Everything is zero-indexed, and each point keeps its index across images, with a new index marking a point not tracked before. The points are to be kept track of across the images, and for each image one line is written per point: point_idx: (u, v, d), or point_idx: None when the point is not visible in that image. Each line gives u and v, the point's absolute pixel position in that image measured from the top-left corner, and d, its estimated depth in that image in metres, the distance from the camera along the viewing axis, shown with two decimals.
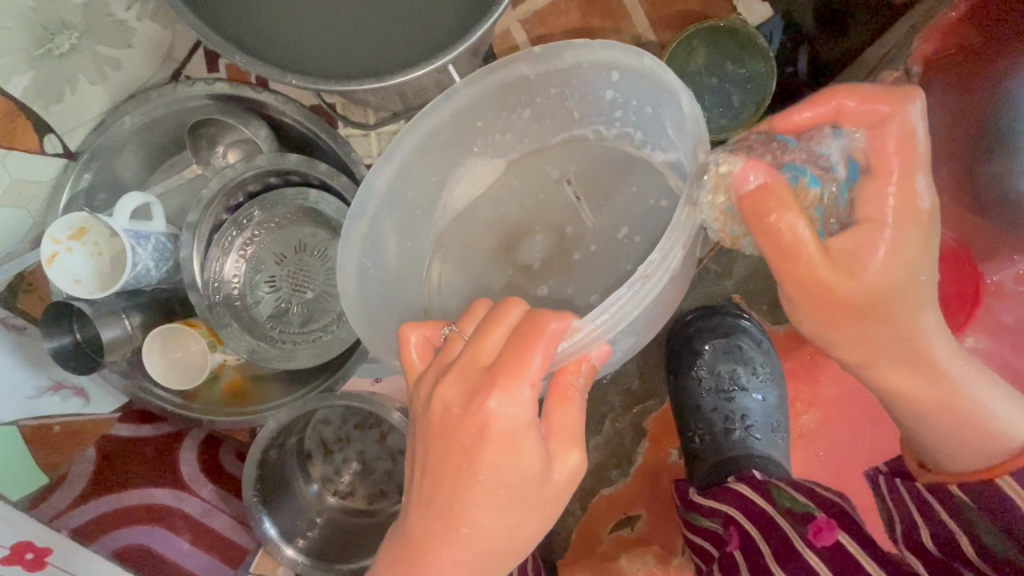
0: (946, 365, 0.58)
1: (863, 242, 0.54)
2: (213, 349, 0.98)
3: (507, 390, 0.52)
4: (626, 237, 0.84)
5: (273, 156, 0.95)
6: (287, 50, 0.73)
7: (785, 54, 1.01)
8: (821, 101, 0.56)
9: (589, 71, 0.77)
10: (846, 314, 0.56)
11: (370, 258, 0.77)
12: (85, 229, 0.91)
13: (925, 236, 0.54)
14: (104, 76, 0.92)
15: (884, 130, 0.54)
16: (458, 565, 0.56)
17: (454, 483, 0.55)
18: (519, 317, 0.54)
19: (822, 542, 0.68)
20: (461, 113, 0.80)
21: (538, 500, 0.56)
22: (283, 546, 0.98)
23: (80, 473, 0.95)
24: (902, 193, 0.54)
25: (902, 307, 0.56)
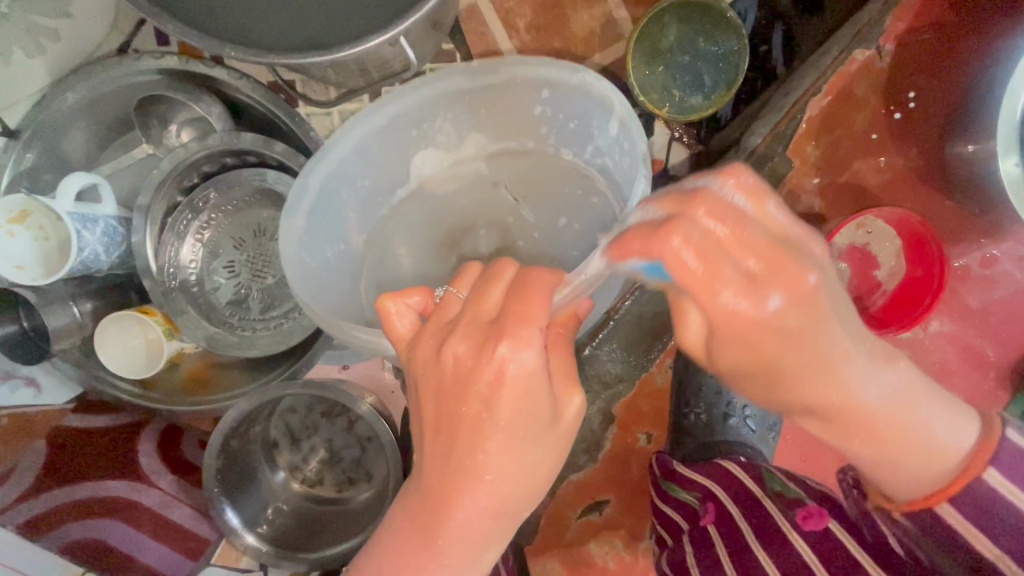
0: (876, 418, 0.55)
1: (743, 342, 0.50)
2: (171, 337, 0.94)
3: (517, 335, 0.51)
4: (566, 227, 0.81)
5: (227, 135, 0.91)
6: (232, 22, 0.71)
7: (759, 31, 0.98)
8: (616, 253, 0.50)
9: (521, 87, 0.78)
10: (746, 378, 0.55)
11: (309, 254, 0.74)
12: (28, 212, 0.85)
13: (802, 320, 0.49)
14: (41, 48, 0.88)
15: (667, 237, 0.47)
16: (481, 516, 0.55)
17: (474, 436, 0.53)
18: (513, 275, 0.54)
19: (810, 527, 0.68)
20: (397, 120, 0.79)
21: (551, 447, 0.55)
22: (244, 534, 0.96)
23: (29, 465, 0.87)
24: (749, 299, 0.48)
25: (799, 380, 0.53)
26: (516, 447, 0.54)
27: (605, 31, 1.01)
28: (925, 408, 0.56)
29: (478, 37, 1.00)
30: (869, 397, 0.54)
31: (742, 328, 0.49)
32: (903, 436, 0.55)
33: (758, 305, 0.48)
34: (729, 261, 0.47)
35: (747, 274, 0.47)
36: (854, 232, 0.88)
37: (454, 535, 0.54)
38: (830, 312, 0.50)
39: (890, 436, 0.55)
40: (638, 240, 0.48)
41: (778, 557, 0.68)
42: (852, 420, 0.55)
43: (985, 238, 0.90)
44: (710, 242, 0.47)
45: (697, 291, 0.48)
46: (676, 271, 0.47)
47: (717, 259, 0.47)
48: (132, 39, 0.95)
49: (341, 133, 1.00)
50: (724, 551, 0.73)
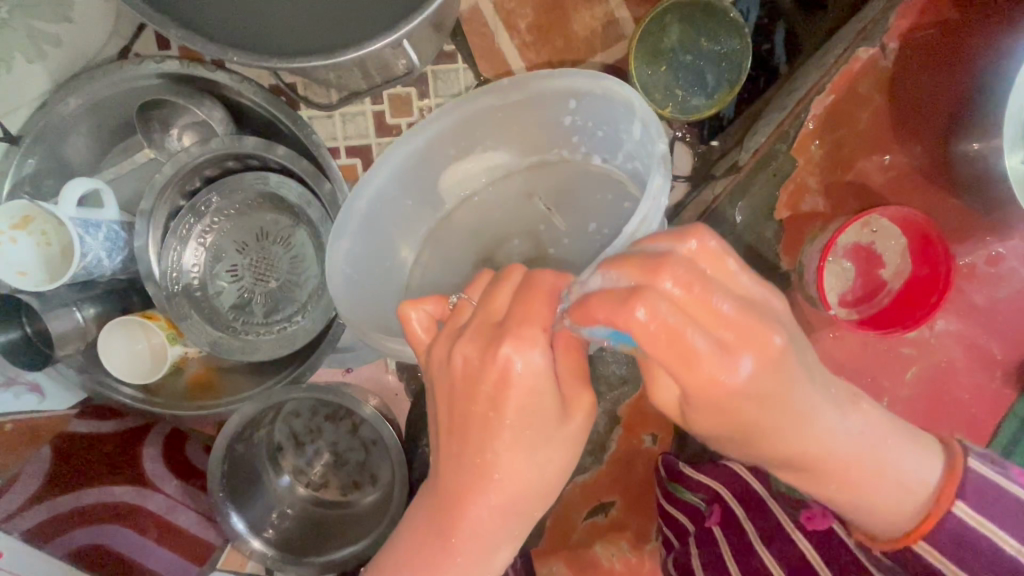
0: (857, 457, 0.55)
1: (719, 406, 0.48)
2: (173, 342, 0.93)
3: (522, 335, 0.51)
4: (595, 231, 0.79)
5: (228, 139, 0.91)
6: (234, 25, 0.70)
7: (761, 30, 0.97)
8: (578, 316, 0.47)
9: (548, 99, 0.77)
10: (724, 436, 0.53)
11: (354, 270, 0.77)
12: (29, 218, 0.85)
13: (779, 377, 0.47)
14: (42, 54, 0.87)
15: (637, 300, 0.44)
16: (487, 520, 0.55)
17: (482, 439, 0.53)
18: (521, 279, 0.53)
19: (813, 526, 0.69)
20: (432, 144, 0.79)
21: (561, 446, 0.55)
22: (250, 538, 0.95)
23: (34, 473, 0.88)
24: (721, 364, 0.46)
25: (777, 432, 0.51)
26: (522, 449, 0.54)
27: (606, 32, 1.00)
28: (901, 450, 0.56)
29: (480, 38, 1.00)
30: (845, 444, 0.54)
31: (716, 396, 0.47)
32: (874, 481, 0.55)
33: (729, 371, 0.46)
34: (699, 326, 0.45)
35: (744, 306, 0.46)
36: (859, 231, 0.88)
37: (463, 538, 0.54)
38: (803, 353, 0.50)
39: (864, 477, 0.55)
40: (602, 305, 0.45)
41: (781, 557, 0.69)
42: (830, 470, 0.55)
43: (991, 236, 0.89)
44: (691, 293, 0.44)
45: (670, 362, 0.45)
46: (645, 343, 0.44)
47: (695, 312, 0.45)
48: (133, 44, 0.96)
49: (343, 135, 1.00)
50: (730, 553, 0.74)
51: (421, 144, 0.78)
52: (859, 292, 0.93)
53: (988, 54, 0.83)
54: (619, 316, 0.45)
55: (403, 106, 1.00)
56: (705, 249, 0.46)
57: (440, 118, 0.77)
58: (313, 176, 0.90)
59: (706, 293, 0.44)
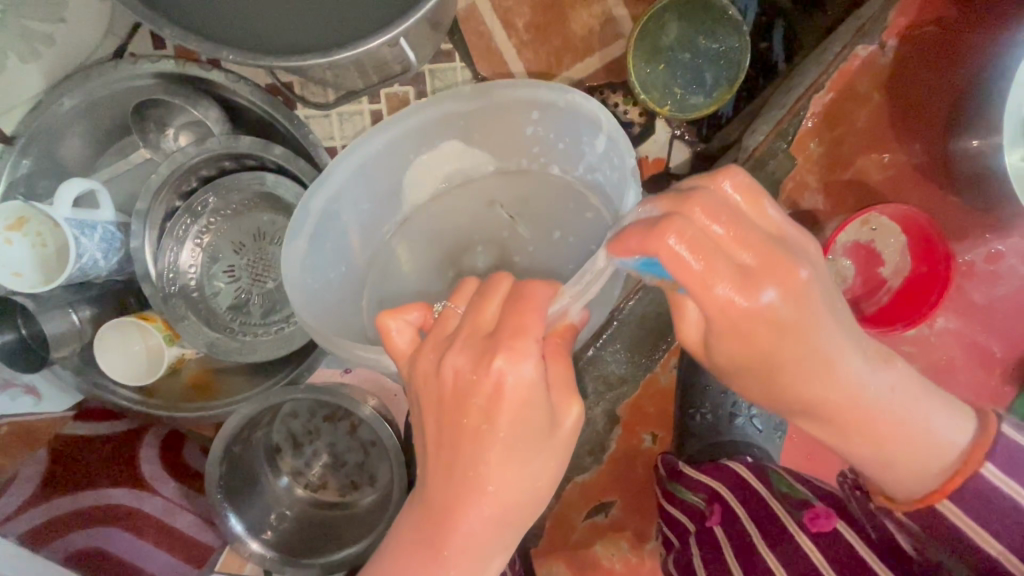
0: (881, 411, 0.56)
1: (740, 330, 0.50)
2: (171, 343, 0.93)
3: (514, 348, 0.51)
4: (561, 240, 0.81)
5: (224, 139, 0.90)
6: (229, 24, 0.70)
7: (760, 28, 0.97)
8: (616, 250, 0.50)
9: (512, 107, 0.77)
10: (744, 373, 0.56)
11: (311, 278, 0.74)
12: (24, 219, 0.84)
13: (802, 323, 0.50)
14: (35, 53, 0.87)
15: (660, 237, 0.46)
16: (487, 522, 0.54)
17: (472, 443, 0.53)
18: (509, 289, 0.54)
19: (817, 528, 0.67)
20: (394, 148, 0.78)
21: (555, 449, 0.55)
22: (248, 540, 0.94)
23: (30, 476, 0.89)
24: (744, 295, 0.48)
25: (799, 375, 0.54)
26: (517, 454, 0.53)
27: (604, 30, 1.00)
28: (922, 410, 0.56)
29: (477, 36, 0.99)
30: (873, 392, 0.55)
31: (733, 322, 0.50)
32: (896, 429, 0.56)
33: (753, 298, 0.48)
34: (722, 255, 0.47)
35: (741, 269, 0.48)
36: (859, 229, 0.87)
37: (460, 542, 0.54)
38: (828, 320, 0.52)
39: (887, 427, 0.56)
40: (636, 237, 0.48)
41: (785, 557, 0.67)
42: (849, 418, 0.56)
43: (991, 233, 0.89)
44: (700, 240, 0.47)
45: (694, 287, 0.48)
46: (674, 270, 0.47)
47: (715, 256, 0.47)
48: (128, 43, 0.95)
49: (340, 135, 0.99)
50: (731, 552, 0.73)
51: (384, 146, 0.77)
52: (859, 290, 0.93)
53: (987, 51, 0.83)
54: (645, 249, 0.48)
55: (400, 105, 0.99)
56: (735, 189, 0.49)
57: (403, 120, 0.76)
58: (312, 176, 0.90)
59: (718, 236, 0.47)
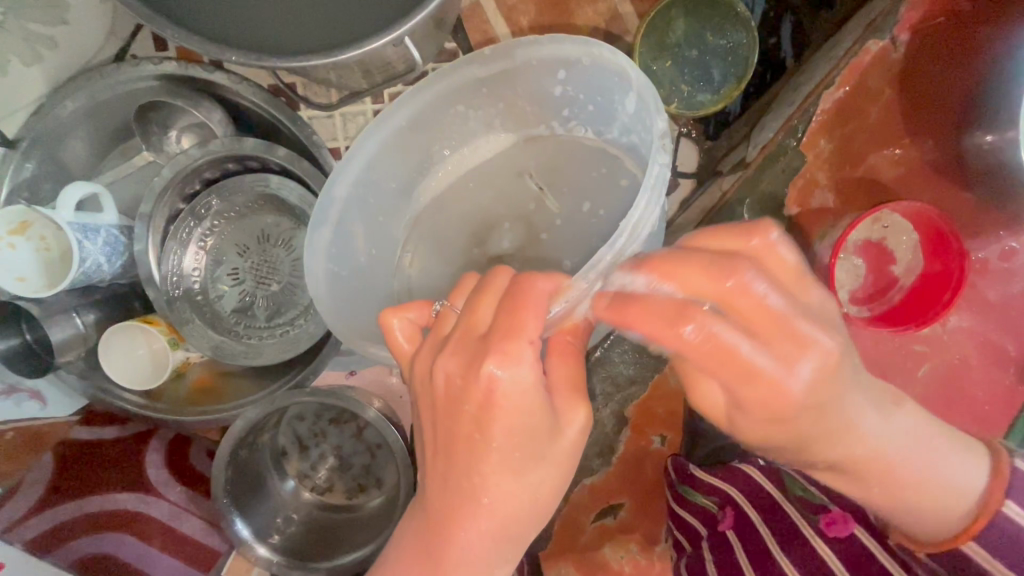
0: (902, 463, 0.55)
1: (776, 409, 0.50)
2: (175, 347, 0.93)
3: (505, 352, 0.50)
4: (590, 212, 0.79)
5: (227, 141, 0.89)
6: (229, 26, 0.69)
7: (767, 23, 0.96)
8: (619, 308, 0.51)
9: (536, 70, 0.75)
10: (776, 441, 0.54)
11: (342, 261, 0.75)
12: (28, 223, 0.84)
13: (834, 390, 0.50)
14: (39, 57, 0.86)
15: (686, 313, 0.48)
16: (492, 534, 0.54)
17: (473, 456, 0.52)
18: (507, 285, 0.53)
19: (835, 533, 0.68)
20: (414, 124, 0.77)
21: (556, 459, 0.54)
22: (255, 545, 0.94)
23: (36, 480, 0.89)
24: (772, 359, 0.48)
25: (821, 430, 0.52)
26: (517, 463, 0.52)
27: (610, 27, 0.99)
28: (936, 451, 0.56)
29: (482, 34, 0.98)
30: (891, 446, 0.55)
31: (760, 404, 0.50)
32: (925, 484, 0.55)
33: (789, 370, 0.48)
34: (750, 308, 0.48)
35: (773, 326, 0.48)
36: (870, 227, 0.87)
37: (467, 550, 0.53)
38: (852, 368, 0.51)
39: (904, 488, 0.56)
40: (633, 311, 0.50)
41: (797, 557, 0.68)
42: (871, 471, 0.56)
43: (1004, 230, 0.88)
44: (719, 337, 0.48)
45: (724, 355, 0.48)
46: (704, 345, 0.48)
47: (737, 354, 0.48)
48: (130, 45, 0.94)
49: (344, 136, 0.99)
50: (744, 554, 0.73)
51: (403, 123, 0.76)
52: (870, 289, 0.92)
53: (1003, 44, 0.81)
54: (671, 302, 0.49)
55: None
56: (780, 245, 0.50)
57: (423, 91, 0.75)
58: (315, 178, 0.89)
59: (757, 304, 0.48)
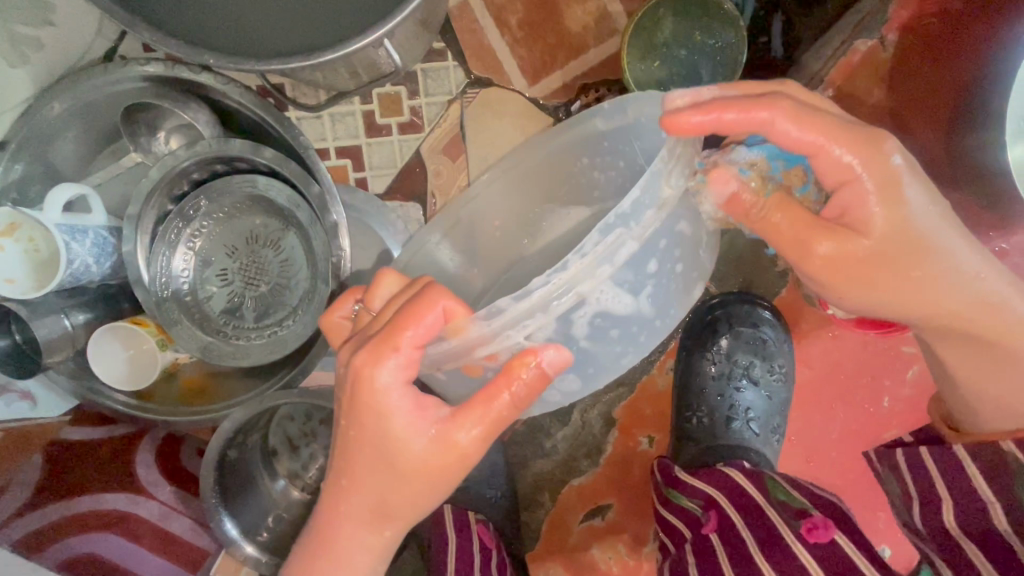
0: (984, 292, 0.65)
1: (855, 206, 0.60)
2: (164, 348, 0.93)
3: (375, 351, 0.56)
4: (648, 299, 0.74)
5: (215, 142, 0.89)
6: (209, 28, 0.69)
7: (757, 22, 0.95)
8: (677, 126, 0.57)
9: (645, 126, 0.72)
10: (871, 268, 0.62)
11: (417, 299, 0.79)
12: (15, 224, 0.83)
13: (904, 198, 0.60)
14: (25, 58, 0.86)
15: (754, 110, 0.57)
16: (367, 513, 0.62)
17: (353, 446, 0.60)
18: (409, 293, 0.59)
19: (814, 539, 0.66)
20: (524, 172, 0.81)
21: (420, 474, 0.59)
22: (243, 544, 0.95)
23: (25, 481, 0.89)
24: (842, 154, 0.59)
25: (909, 251, 0.62)
26: (381, 464, 0.59)
27: (599, 26, 0.98)
28: (1012, 292, 0.67)
29: (470, 35, 0.98)
30: (962, 272, 0.64)
31: (851, 196, 0.60)
32: (1003, 309, 0.66)
33: (863, 159, 0.58)
34: (824, 118, 0.58)
35: (852, 131, 0.59)
36: None
37: (345, 518, 0.62)
38: (919, 179, 0.62)
39: (988, 309, 0.66)
40: (737, 109, 0.57)
41: (778, 564, 0.67)
42: (961, 299, 0.65)
43: (993, 231, 0.88)
44: (809, 109, 0.58)
45: (811, 152, 0.59)
46: (775, 135, 0.58)
47: (816, 118, 0.58)
48: (118, 45, 0.95)
49: (333, 137, 0.99)
50: (726, 559, 0.72)
51: (517, 169, 0.81)
52: None
53: None
54: (715, 126, 0.57)
55: (392, 105, 0.98)
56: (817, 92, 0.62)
57: (533, 144, 0.79)
58: (301, 178, 0.88)
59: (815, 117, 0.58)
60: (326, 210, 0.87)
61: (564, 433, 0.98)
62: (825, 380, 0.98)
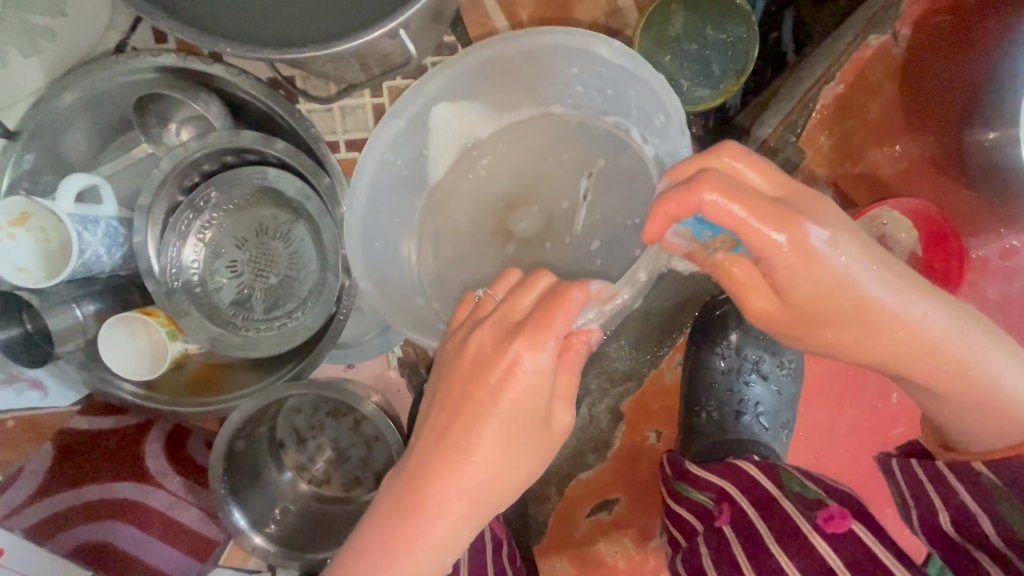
0: (954, 350, 0.58)
1: (795, 278, 0.53)
2: (174, 338, 0.92)
3: (534, 337, 0.53)
4: (595, 252, 0.82)
5: (226, 133, 0.89)
6: (227, 18, 0.69)
7: (768, 18, 0.95)
8: (653, 224, 0.54)
9: (573, 51, 0.77)
10: (819, 325, 0.57)
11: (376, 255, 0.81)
12: (27, 214, 0.84)
13: (843, 268, 0.53)
14: (36, 48, 0.86)
15: (688, 198, 0.51)
16: (471, 494, 0.56)
17: (477, 411, 0.55)
18: (548, 286, 0.55)
19: (833, 529, 0.65)
20: (449, 95, 0.80)
21: (537, 442, 0.57)
22: (252, 535, 0.96)
23: (34, 470, 0.87)
24: (771, 231, 0.51)
25: (857, 317, 0.56)
26: (512, 434, 0.55)
27: (609, 21, 0.98)
28: (988, 344, 0.59)
29: (481, 29, 0.98)
30: (923, 332, 0.57)
31: (776, 269, 0.53)
32: (975, 366, 0.58)
33: (797, 235, 0.51)
34: (749, 195, 0.51)
35: (774, 205, 0.51)
36: (869, 226, 0.86)
37: (448, 499, 0.55)
38: (857, 242, 0.54)
39: (957, 374, 0.59)
40: (674, 202, 0.52)
41: (798, 558, 0.66)
42: (928, 360, 0.58)
43: (1005, 228, 0.90)
44: (739, 184, 0.51)
45: (742, 234, 0.51)
46: (714, 218, 0.51)
47: (750, 197, 0.51)
48: (130, 37, 0.95)
49: (342, 129, 0.99)
50: (742, 551, 0.72)
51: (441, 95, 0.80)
52: None
53: None
54: (670, 219, 0.53)
55: (402, 98, 0.98)
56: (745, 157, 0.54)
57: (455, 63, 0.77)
58: (312, 170, 0.88)
59: (745, 198, 0.50)
60: (336, 202, 0.88)
61: (571, 427, 0.98)
62: (832, 377, 0.98)
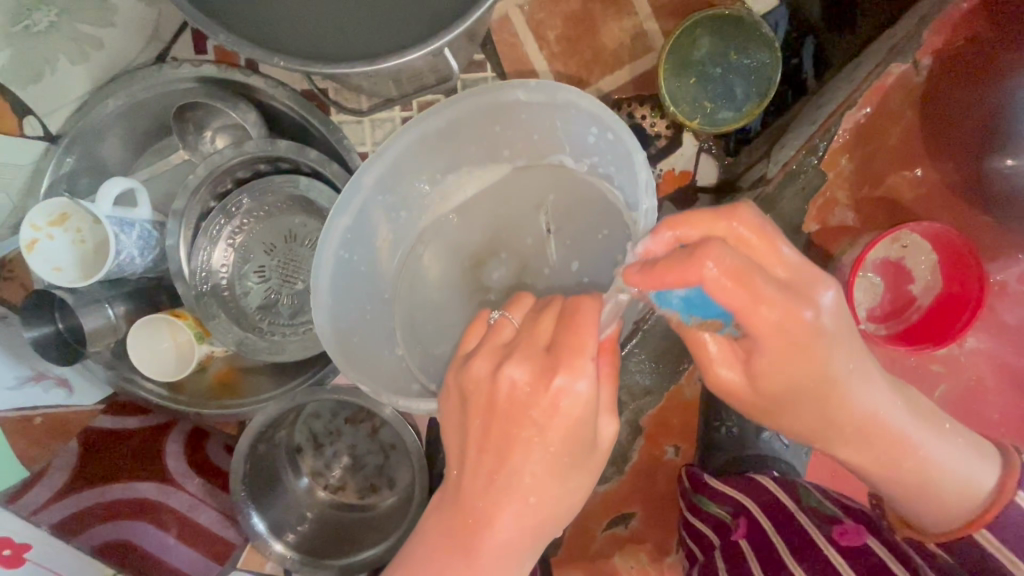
0: (909, 434, 0.60)
1: (774, 359, 0.54)
2: (201, 340, 0.94)
3: (572, 366, 0.53)
4: (577, 273, 0.81)
5: (262, 142, 0.92)
6: (275, 32, 0.72)
7: (790, 44, 0.99)
8: (645, 278, 0.52)
9: (501, 103, 0.79)
10: (777, 407, 0.59)
11: (345, 309, 0.80)
12: (66, 215, 0.87)
13: (825, 355, 0.54)
14: (85, 56, 0.90)
15: (699, 262, 0.48)
16: (510, 511, 0.56)
17: (513, 428, 0.55)
18: (562, 308, 0.57)
19: (846, 542, 0.67)
20: (417, 147, 0.81)
21: (588, 465, 0.58)
22: (271, 541, 0.95)
23: (61, 465, 0.90)
24: (772, 306, 0.50)
25: (815, 402, 0.57)
26: (564, 468, 0.56)
27: (635, 44, 1.01)
28: (943, 437, 0.61)
29: (510, 48, 1.01)
30: (881, 421, 0.59)
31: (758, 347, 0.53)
32: (922, 454, 0.60)
33: (796, 313, 0.51)
34: (761, 274, 0.50)
35: (786, 290, 0.51)
36: (889, 247, 0.92)
37: (489, 514, 0.56)
38: (846, 343, 0.55)
39: (903, 455, 0.60)
40: (674, 271, 0.50)
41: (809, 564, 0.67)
42: (885, 442, 0.60)
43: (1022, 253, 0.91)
44: (748, 267, 0.49)
45: (743, 313, 0.51)
46: (720, 296, 0.49)
47: (757, 280, 0.50)
48: (171, 46, 0.97)
49: (373, 141, 1.02)
50: (756, 561, 0.72)
51: (417, 140, 0.80)
52: (887, 307, 0.96)
53: None
54: (661, 284, 0.51)
55: None
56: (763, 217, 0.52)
57: (420, 124, 0.78)
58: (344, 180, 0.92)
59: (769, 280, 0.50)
60: None
61: None
62: None
